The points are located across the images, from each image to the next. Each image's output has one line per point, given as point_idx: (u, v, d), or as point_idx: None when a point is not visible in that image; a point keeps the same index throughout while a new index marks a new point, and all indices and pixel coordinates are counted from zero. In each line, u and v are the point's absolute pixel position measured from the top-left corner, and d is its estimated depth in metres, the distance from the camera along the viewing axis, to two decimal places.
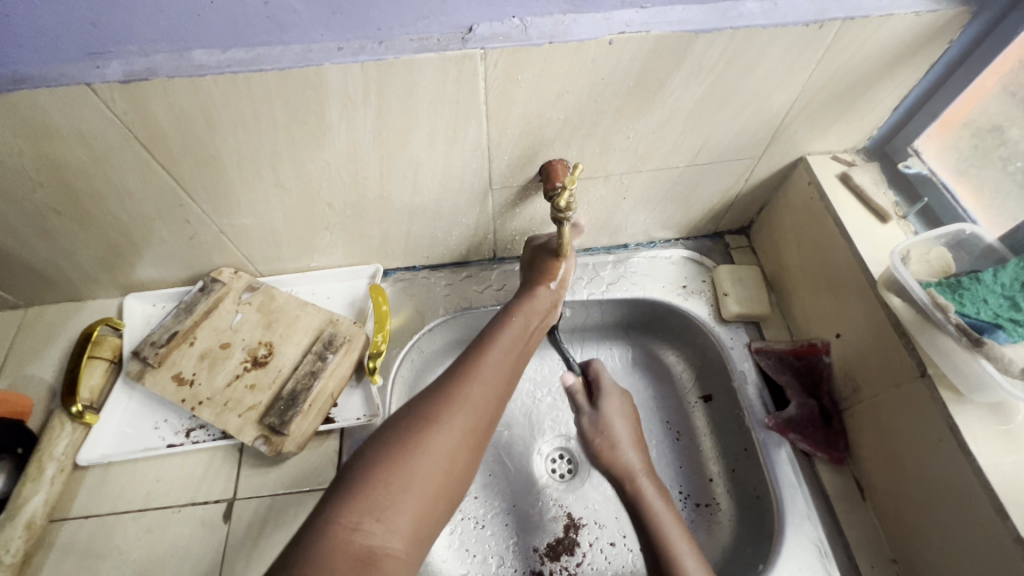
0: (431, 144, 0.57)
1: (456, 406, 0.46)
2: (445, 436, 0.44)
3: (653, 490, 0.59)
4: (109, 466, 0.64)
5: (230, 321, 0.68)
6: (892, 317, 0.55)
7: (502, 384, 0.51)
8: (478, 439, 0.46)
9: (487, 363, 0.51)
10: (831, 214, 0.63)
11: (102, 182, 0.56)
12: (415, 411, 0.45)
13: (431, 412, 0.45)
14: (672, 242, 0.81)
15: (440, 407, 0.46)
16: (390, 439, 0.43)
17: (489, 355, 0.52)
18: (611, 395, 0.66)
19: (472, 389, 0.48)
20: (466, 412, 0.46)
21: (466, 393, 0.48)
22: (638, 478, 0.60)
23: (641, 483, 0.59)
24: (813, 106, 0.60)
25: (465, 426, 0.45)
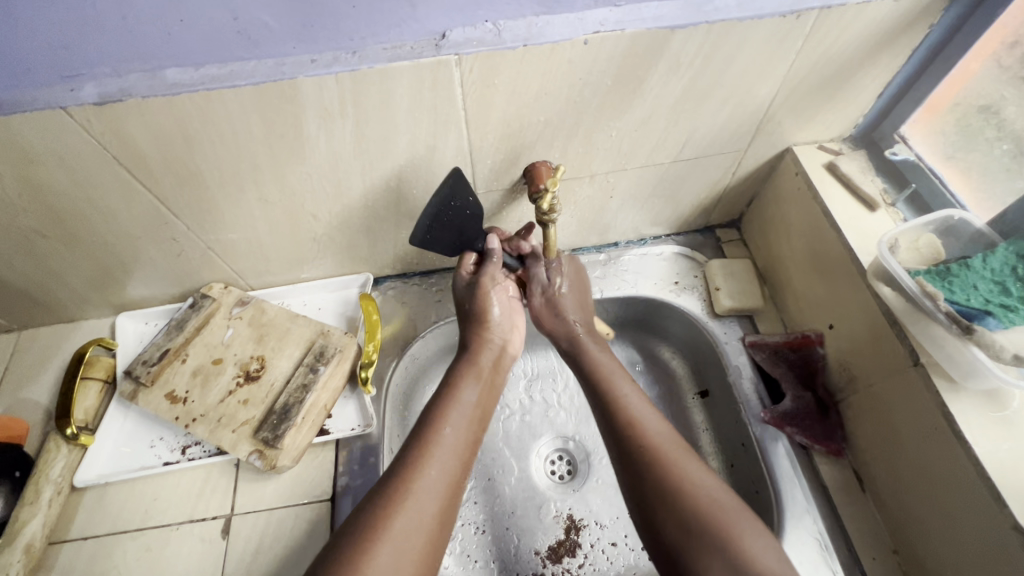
0: (412, 152, 0.56)
1: (406, 498, 0.47)
2: (400, 529, 0.45)
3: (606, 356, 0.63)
4: (107, 486, 0.64)
5: (221, 337, 0.68)
6: (883, 307, 0.55)
7: (458, 463, 0.52)
8: (439, 523, 0.48)
9: (440, 441, 0.52)
10: (819, 203, 0.63)
11: (85, 204, 0.56)
12: (371, 504, 0.47)
13: (408, 467, 0.49)
14: (663, 238, 0.81)
15: (395, 499, 0.47)
16: (352, 537, 0.45)
17: (463, 394, 0.57)
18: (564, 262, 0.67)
19: (425, 475, 0.49)
20: (424, 497, 0.48)
21: (419, 477, 0.49)
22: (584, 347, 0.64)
23: (590, 350, 0.63)
24: (796, 96, 0.60)
25: (420, 511, 0.47)
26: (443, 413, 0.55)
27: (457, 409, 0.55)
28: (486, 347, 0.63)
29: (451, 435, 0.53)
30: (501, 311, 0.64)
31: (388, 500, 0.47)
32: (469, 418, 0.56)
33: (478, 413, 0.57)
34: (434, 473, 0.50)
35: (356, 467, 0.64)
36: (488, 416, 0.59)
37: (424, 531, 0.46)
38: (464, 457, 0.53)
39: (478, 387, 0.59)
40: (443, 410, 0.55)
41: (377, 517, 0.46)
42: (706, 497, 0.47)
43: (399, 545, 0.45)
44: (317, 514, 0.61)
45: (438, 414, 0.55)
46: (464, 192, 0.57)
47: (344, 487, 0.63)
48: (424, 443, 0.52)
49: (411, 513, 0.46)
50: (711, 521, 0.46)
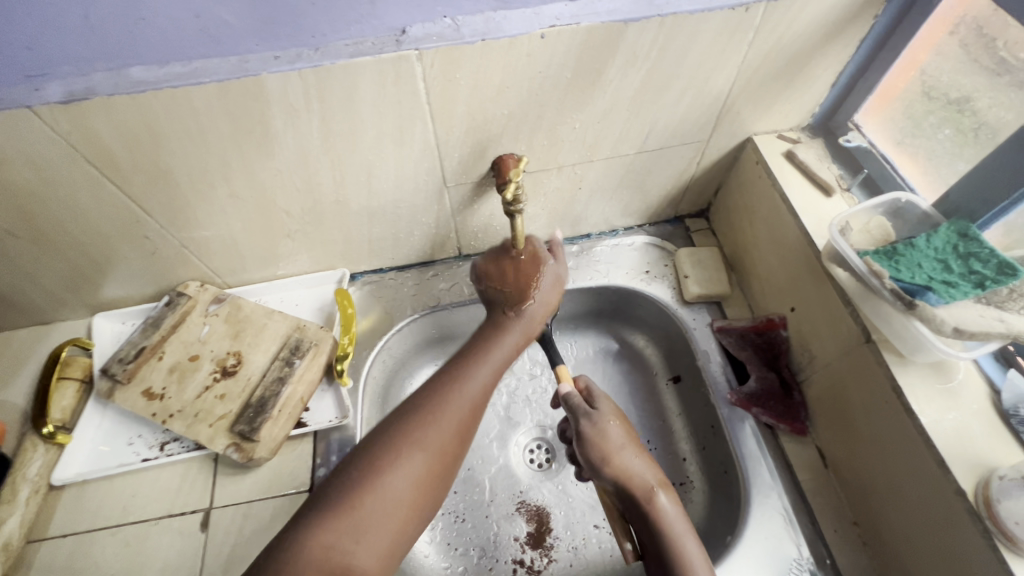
0: (379, 146, 0.58)
1: (421, 438, 0.50)
2: (412, 465, 0.49)
3: (672, 506, 0.55)
4: (85, 484, 0.65)
5: (198, 334, 0.69)
6: (838, 288, 0.57)
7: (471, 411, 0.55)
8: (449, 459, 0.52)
9: (462, 394, 0.55)
10: (778, 190, 0.65)
11: (56, 204, 0.57)
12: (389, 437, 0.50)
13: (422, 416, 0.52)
14: (634, 229, 0.83)
15: (408, 437, 0.50)
16: (366, 462, 0.49)
17: (497, 348, 0.59)
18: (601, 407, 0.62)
19: (437, 422, 0.52)
20: (435, 436, 0.51)
21: (440, 415, 0.52)
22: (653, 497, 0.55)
23: (659, 501, 0.55)
24: (752, 87, 0.62)
25: (432, 449, 0.51)
26: (470, 365, 0.57)
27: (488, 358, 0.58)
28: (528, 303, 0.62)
29: (474, 385, 0.56)
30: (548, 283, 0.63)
31: (403, 439, 0.50)
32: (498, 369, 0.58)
33: (507, 364, 0.60)
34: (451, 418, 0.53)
35: (333, 458, 0.65)
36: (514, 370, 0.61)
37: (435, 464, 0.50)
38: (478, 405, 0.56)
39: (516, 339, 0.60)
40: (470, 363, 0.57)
41: (392, 450, 0.49)
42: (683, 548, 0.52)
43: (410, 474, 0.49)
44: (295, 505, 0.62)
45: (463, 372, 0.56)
46: None
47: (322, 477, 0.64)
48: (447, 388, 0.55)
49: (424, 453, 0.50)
50: None
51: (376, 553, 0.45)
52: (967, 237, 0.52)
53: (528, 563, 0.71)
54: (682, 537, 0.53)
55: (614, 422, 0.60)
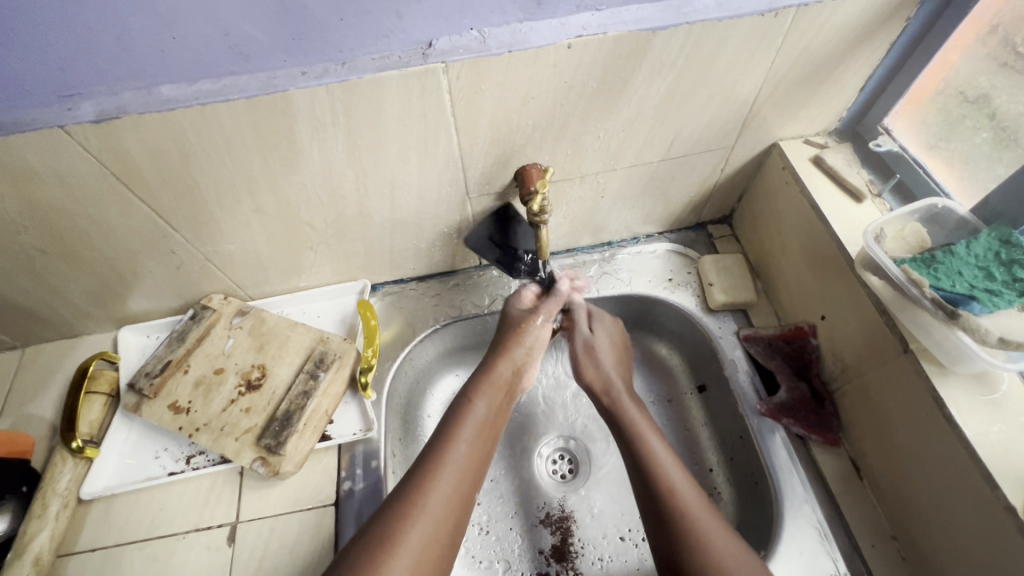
0: (404, 158, 0.57)
1: (404, 542, 0.47)
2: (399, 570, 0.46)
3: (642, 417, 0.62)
4: (113, 497, 0.65)
5: (223, 346, 0.69)
6: (872, 295, 0.56)
7: (458, 500, 0.52)
8: (440, 556, 0.49)
9: (451, 458, 0.53)
10: (806, 196, 0.64)
11: (85, 220, 0.57)
12: (369, 542, 0.47)
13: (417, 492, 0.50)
14: (656, 236, 0.82)
15: (393, 538, 0.47)
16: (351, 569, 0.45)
17: (478, 405, 0.59)
18: (601, 321, 0.70)
19: (435, 493, 0.51)
20: (419, 534, 0.48)
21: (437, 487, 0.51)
22: (625, 410, 0.63)
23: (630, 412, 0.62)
24: (779, 92, 0.61)
25: (425, 539, 0.48)
26: (456, 429, 0.56)
27: (467, 429, 0.56)
28: (507, 360, 0.63)
29: (459, 456, 0.54)
30: (539, 331, 0.65)
31: (389, 543, 0.47)
32: (483, 431, 0.57)
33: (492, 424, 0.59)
34: (437, 512, 0.50)
35: (358, 471, 0.65)
36: (497, 434, 0.60)
37: (428, 562, 0.48)
38: (468, 489, 0.53)
39: (494, 401, 0.60)
40: (455, 428, 0.56)
41: (380, 549, 0.46)
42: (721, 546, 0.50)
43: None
44: (321, 519, 0.62)
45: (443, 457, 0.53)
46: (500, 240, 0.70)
47: (347, 491, 0.64)
48: (422, 482, 0.51)
49: (409, 556, 0.47)
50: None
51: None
52: (1010, 243, 0.50)
53: None
54: (649, 440, 0.59)
55: (605, 350, 0.68)
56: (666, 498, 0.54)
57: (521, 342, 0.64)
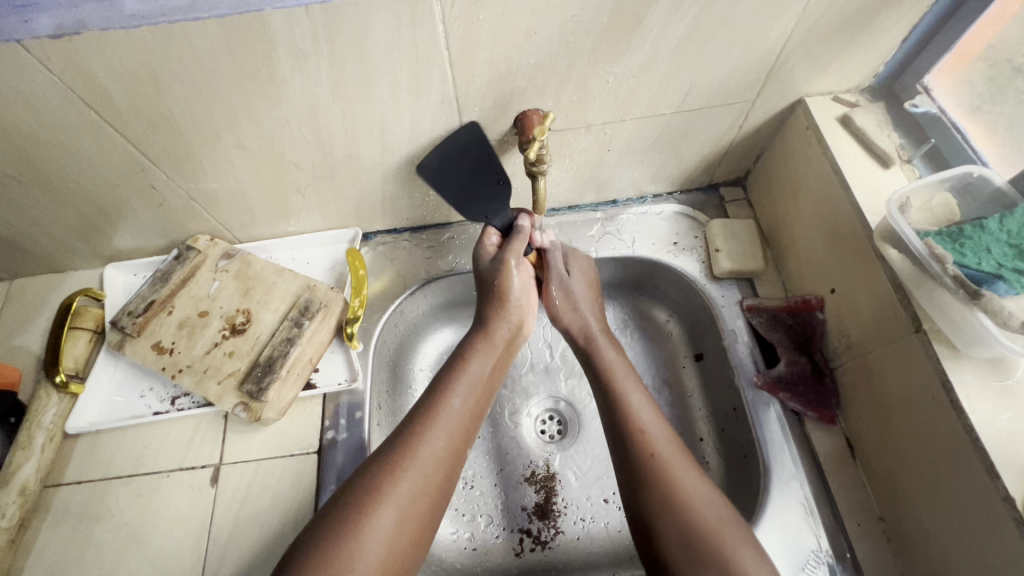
0: (394, 96, 0.53)
1: (390, 493, 0.48)
2: (384, 522, 0.47)
3: (612, 352, 0.63)
4: (98, 433, 0.65)
5: (208, 289, 0.67)
6: (888, 269, 0.52)
7: (448, 457, 0.52)
8: (427, 508, 0.50)
9: (447, 411, 0.54)
10: (829, 159, 0.59)
11: (57, 148, 0.54)
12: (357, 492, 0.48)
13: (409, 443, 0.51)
14: (664, 196, 0.78)
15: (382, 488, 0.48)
16: (337, 522, 0.46)
17: (473, 363, 0.59)
18: (574, 260, 0.68)
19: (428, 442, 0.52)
20: (408, 487, 0.49)
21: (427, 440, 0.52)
22: (597, 343, 0.64)
23: (601, 347, 0.64)
24: (810, 39, 0.55)
25: (415, 486, 0.49)
26: (451, 384, 0.57)
27: (461, 388, 0.57)
28: (502, 323, 0.62)
29: (454, 409, 0.55)
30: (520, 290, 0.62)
31: (373, 495, 0.47)
32: (476, 390, 0.58)
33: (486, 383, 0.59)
34: (427, 464, 0.51)
35: (342, 421, 0.64)
36: (490, 392, 0.60)
37: (415, 512, 0.49)
38: (458, 446, 0.54)
39: (490, 361, 0.60)
40: (450, 384, 0.57)
41: (370, 494, 0.48)
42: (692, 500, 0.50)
43: (386, 531, 0.46)
44: (304, 466, 0.62)
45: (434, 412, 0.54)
46: (480, 150, 0.59)
47: (331, 440, 0.63)
48: (413, 437, 0.52)
49: (394, 505, 0.48)
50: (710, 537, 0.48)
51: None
52: None
53: (535, 533, 0.70)
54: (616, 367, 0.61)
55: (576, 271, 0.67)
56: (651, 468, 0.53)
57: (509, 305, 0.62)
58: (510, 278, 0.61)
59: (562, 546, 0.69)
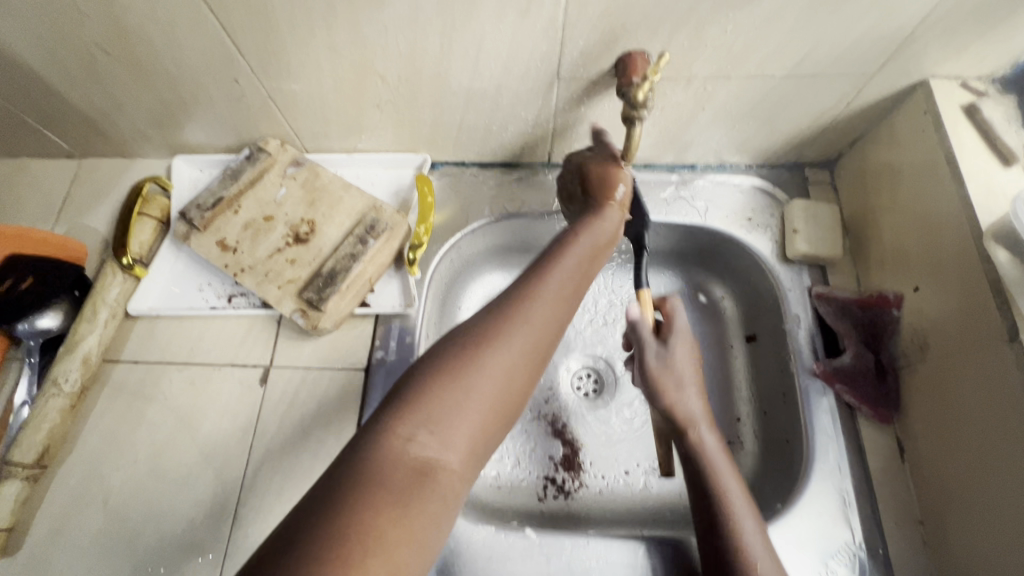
0: (501, 14, 0.50)
1: (504, 334, 0.39)
2: (496, 360, 0.38)
3: (716, 447, 0.55)
4: (157, 318, 0.67)
5: (274, 195, 0.67)
6: (991, 273, 0.49)
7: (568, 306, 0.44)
8: (544, 351, 0.41)
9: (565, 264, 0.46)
10: (944, 150, 0.55)
11: (150, 23, 0.53)
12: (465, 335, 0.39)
13: (528, 289, 0.43)
14: (744, 168, 0.74)
15: (498, 325, 0.40)
16: (441, 360, 0.38)
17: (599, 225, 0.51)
18: (676, 327, 0.60)
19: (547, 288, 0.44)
20: (521, 336, 0.40)
21: (544, 289, 0.43)
22: (698, 434, 0.56)
23: (703, 438, 0.56)
24: (958, 14, 0.50)
25: (532, 330, 0.41)
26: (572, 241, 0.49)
27: (576, 251, 0.48)
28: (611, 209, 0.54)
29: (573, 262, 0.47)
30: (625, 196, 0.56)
31: (479, 334, 0.39)
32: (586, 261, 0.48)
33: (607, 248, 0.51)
34: (544, 310, 0.42)
35: (392, 343, 0.65)
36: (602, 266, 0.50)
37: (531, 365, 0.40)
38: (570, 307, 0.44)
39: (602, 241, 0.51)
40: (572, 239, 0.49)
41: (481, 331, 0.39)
42: (753, 554, 0.48)
43: (502, 366, 0.38)
44: (351, 381, 0.63)
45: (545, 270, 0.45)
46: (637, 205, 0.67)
47: (379, 360, 0.64)
48: (529, 288, 0.43)
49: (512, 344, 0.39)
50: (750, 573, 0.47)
51: (462, 451, 0.35)
52: None
53: (558, 482, 0.71)
54: (722, 474, 0.53)
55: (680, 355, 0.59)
56: (717, 508, 0.51)
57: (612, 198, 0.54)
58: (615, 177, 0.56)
59: (584, 498, 0.70)
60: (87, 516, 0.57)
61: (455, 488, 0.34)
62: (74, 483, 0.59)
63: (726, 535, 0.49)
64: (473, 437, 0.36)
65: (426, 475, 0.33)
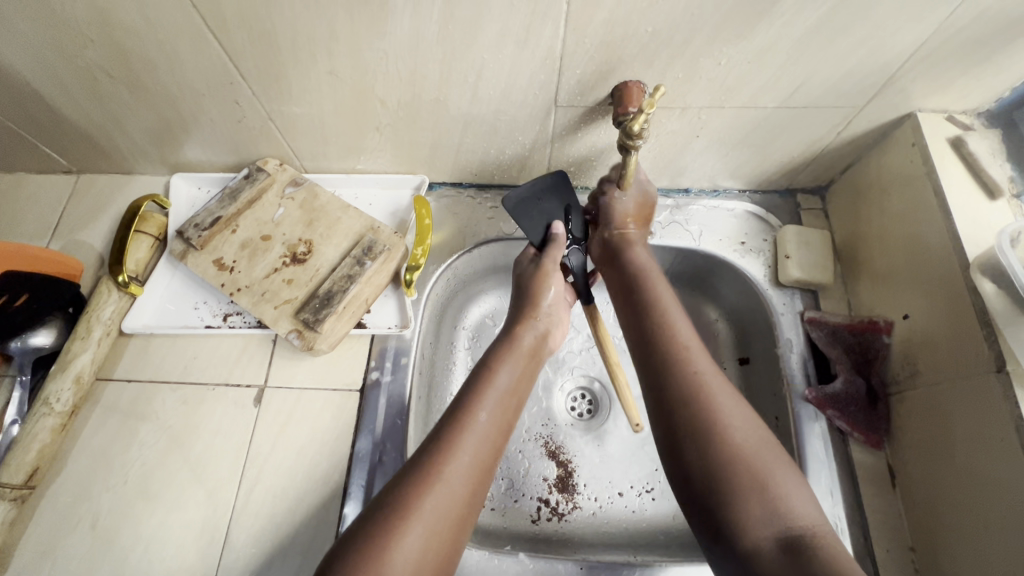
0: (500, 45, 0.52)
1: (418, 510, 0.43)
2: (412, 539, 0.41)
3: (681, 319, 0.55)
4: (151, 336, 0.67)
5: (272, 215, 0.67)
6: (978, 303, 0.51)
7: (479, 471, 0.48)
8: (457, 523, 0.45)
9: (474, 425, 0.50)
10: (932, 181, 0.57)
11: (153, 47, 0.54)
12: (380, 513, 0.42)
13: (436, 457, 0.46)
14: (737, 193, 0.75)
15: (410, 503, 0.43)
16: (359, 546, 0.40)
17: (500, 375, 0.55)
18: (638, 188, 0.65)
19: (455, 456, 0.47)
20: (432, 511, 0.43)
21: (455, 458, 0.47)
22: (661, 306, 0.56)
23: (668, 312, 0.56)
24: (943, 52, 0.52)
25: (442, 505, 0.44)
26: (480, 395, 0.53)
27: (487, 401, 0.52)
28: (528, 331, 0.61)
29: (482, 422, 0.50)
30: (553, 301, 0.64)
31: (396, 510, 0.42)
32: (503, 404, 0.53)
33: (514, 393, 0.55)
34: (456, 482, 0.45)
35: (387, 364, 0.65)
36: (518, 404, 0.56)
37: (444, 532, 0.43)
38: (487, 461, 0.49)
39: (516, 371, 0.57)
40: (480, 391, 0.53)
41: (393, 511, 0.42)
42: (735, 427, 0.45)
43: (414, 550, 0.41)
44: (345, 402, 0.63)
45: (457, 427, 0.49)
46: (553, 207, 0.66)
47: (374, 380, 0.64)
48: (437, 458, 0.46)
49: (421, 524, 0.42)
50: (739, 459, 0.44)
51: None
52: None
53: (552, 504, 0.71)
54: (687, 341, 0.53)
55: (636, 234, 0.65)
56: (686, 378, 0.49)
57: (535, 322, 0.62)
58: (546, 286, 0.63)
59: (577, 520, 0.70)
60: (75, 538, 0.57)
61: None
62: (62, 504, 0.58)
63: (696, 409, 0.47)
64: None
65: None
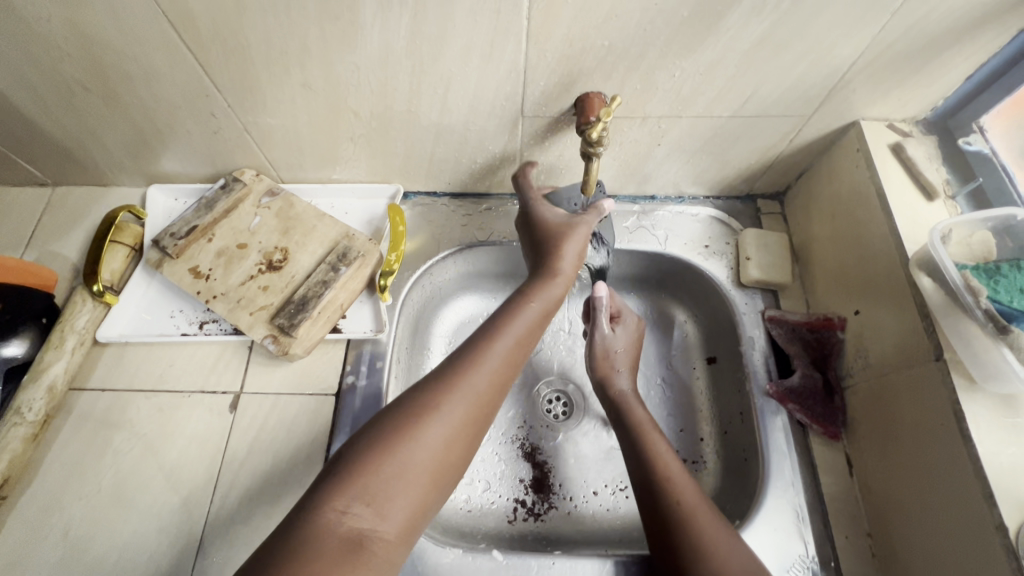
0: (466, 59, 0.54)
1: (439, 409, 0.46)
2: (428, 439, 0.44)
3: (666, 450, 0.58)
4: (126, 345, 0.67)
5: (249, 223, 0.69)
6: (918, 297, 0.54)
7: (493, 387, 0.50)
8: (470, 434, 0.48)
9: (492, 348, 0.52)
10: (875, 184, 0.60)
11: (129, 61, 0.56)
12: (400, 410, 0.46)
13: (455, 373, 0.49)
14: (701, 199, 0.79)
15: (428, 407, 0.46)
16: (374, 439, 0.44)
17: (522, 310, 0.56)
18: (622, 322, 0.70)
19: (474, 372, 0.50)
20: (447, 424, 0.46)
21: (472, 377, 0.49)
22: (648, 438, 0.59)
23: (654, 443, 0.58)
24: (878, 64, 0.56)
25: (459, 415, 0.47)
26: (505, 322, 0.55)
27: (510, 326, 0.54)
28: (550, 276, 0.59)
29: (504, 344, 0.53)
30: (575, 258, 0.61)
31: (417, 409, 0.46)
32: (520, 338, 0.55)
33: (533, 330, 0.57)
34: (474, 392, 0.48)
35: (363, 368, 0.66)
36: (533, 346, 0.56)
37: (458, 440, 0.46)
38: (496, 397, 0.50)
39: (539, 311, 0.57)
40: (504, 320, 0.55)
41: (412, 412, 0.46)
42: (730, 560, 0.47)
43: (432, 445, 0.44)
44: (321, 407, 0.64)
45: (480, 350, 0.51)
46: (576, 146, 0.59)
47: (349, 384, 0.65)
48: (459, 370, 0.49)
49: (441, 426, 0.46)
50: None
51: (399, 522, 0.41)
52: None
53: (528, 504, 0.72)
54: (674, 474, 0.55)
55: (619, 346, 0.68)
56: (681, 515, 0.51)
57: (557, 280, 0.59)
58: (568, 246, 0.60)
59: (554, 520, 0.71)
60: (45, 548, 0.56)
61: (388, 557, 0.40)
62: (33, 515, 0.58)
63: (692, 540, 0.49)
64: (409, 506, 0.42)
65: (361, 541, 0.39)
